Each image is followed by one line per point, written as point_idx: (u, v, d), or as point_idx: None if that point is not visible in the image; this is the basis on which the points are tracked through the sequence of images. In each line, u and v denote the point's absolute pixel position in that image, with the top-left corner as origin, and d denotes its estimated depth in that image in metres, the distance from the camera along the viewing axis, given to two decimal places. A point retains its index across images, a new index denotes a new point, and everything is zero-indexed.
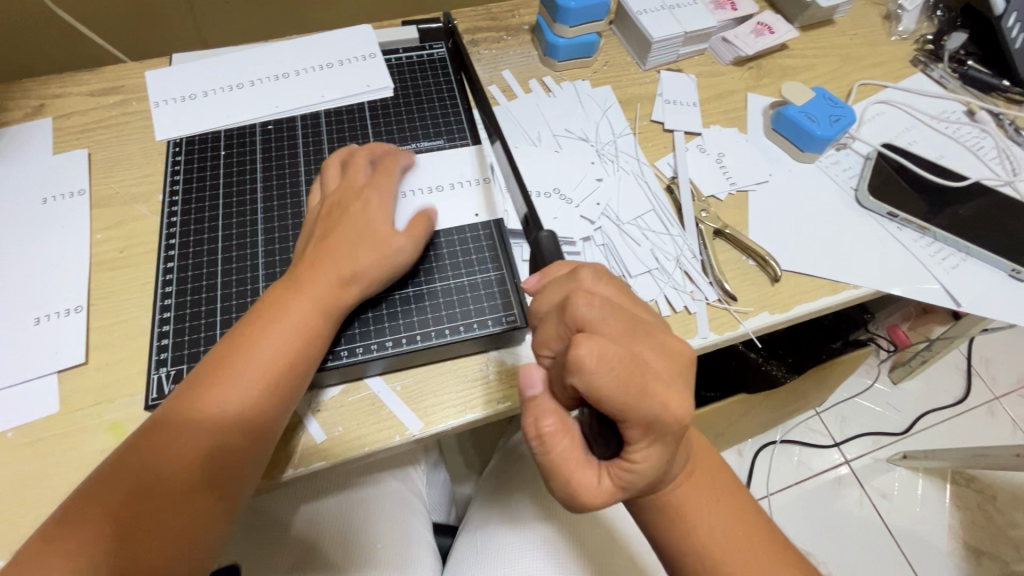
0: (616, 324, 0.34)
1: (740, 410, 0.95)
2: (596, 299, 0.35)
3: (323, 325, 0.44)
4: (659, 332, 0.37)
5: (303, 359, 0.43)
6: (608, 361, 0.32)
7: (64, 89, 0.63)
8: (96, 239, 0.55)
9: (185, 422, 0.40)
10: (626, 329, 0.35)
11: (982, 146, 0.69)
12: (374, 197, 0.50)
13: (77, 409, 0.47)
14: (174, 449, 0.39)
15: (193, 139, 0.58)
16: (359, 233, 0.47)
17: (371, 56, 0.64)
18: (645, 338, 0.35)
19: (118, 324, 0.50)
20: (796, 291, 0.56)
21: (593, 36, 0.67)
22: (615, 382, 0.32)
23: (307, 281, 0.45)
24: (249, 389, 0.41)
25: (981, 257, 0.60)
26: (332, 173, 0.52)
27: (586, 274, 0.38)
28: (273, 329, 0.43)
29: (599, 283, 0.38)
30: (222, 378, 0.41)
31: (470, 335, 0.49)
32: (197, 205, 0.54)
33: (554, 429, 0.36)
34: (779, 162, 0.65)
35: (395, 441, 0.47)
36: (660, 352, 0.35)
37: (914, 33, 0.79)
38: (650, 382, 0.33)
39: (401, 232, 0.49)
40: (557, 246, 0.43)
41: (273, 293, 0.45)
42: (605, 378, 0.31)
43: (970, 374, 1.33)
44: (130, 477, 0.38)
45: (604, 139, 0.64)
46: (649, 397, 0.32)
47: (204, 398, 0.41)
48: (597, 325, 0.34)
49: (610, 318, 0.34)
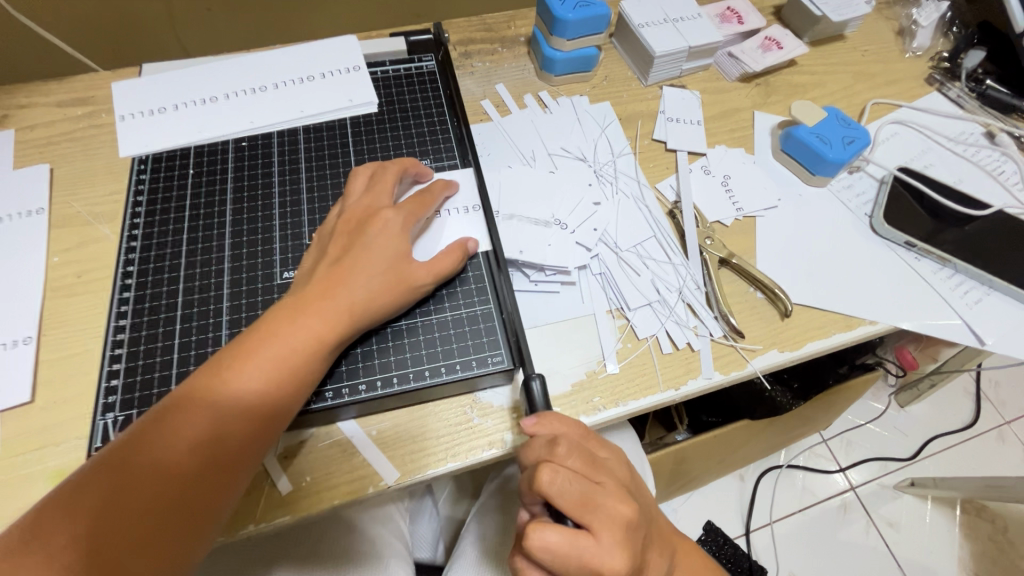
0: (577, 504, 0.35)
1: (744, 435, 0.90)
2: (558, 476, 0.35)
3: (325, 351, 0.41)
4: (618, 503, 0.36)
5: (309, 371, 0.40)
6: (557, 546, 0.34)
7: (29, 98, 0.60)
8: (53, 262, 0.51)
9: (182, 426, 0.37)
10: (585, 507, 0.35)
11: (1003, 170, 0.66)
12: (402, 224, 0.47)
13: (18, 453, 0.42)
14: (169, 454, 0.36)
15: (161, 156, 0.55)
16: (380, 263, 0.44)
17: (355, 70, 0.60)
18: (602, 514, 0.35)
19: (70, 358, 0.46)
20: (807, 327, 0.52)
21: (592, 50, 0.64)
22: (561, 566, 0.34)
23: (312, 301, 0.42)
24: (253, 394, 0.38)
25: (1005, 292, 0.56)
26: (355, 186, 0.49)
27: (560, 447, 0.37)
28: (283, 334, 0.40)
29: (572, 455, 0.37)
30: (225, 380, 0.38)
31: (451, 377, 0.45)
32: (161, 228, 0.50)
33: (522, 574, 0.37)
34: (789, 187, 0.61)
35: (368, 493, 0.43)
36: (613, 529, 0.35)
37: (929, 50, 0.75)
38: (594, 563, 0.34)
39: (421, 263, 0.46)
40: (546, 398, 0.41)
41: (282, 304, 0.42)
42: (552, 563, 0.34)
43: (979, 398, 1.28)
44: (116, 482, 0.35)
45: (602, 159, 0.60)
46: (594, 572, 0.34)
47: (204, 399, 0.38)
48: (559, 503, 0.35)
49: (571, 498, 0.35)
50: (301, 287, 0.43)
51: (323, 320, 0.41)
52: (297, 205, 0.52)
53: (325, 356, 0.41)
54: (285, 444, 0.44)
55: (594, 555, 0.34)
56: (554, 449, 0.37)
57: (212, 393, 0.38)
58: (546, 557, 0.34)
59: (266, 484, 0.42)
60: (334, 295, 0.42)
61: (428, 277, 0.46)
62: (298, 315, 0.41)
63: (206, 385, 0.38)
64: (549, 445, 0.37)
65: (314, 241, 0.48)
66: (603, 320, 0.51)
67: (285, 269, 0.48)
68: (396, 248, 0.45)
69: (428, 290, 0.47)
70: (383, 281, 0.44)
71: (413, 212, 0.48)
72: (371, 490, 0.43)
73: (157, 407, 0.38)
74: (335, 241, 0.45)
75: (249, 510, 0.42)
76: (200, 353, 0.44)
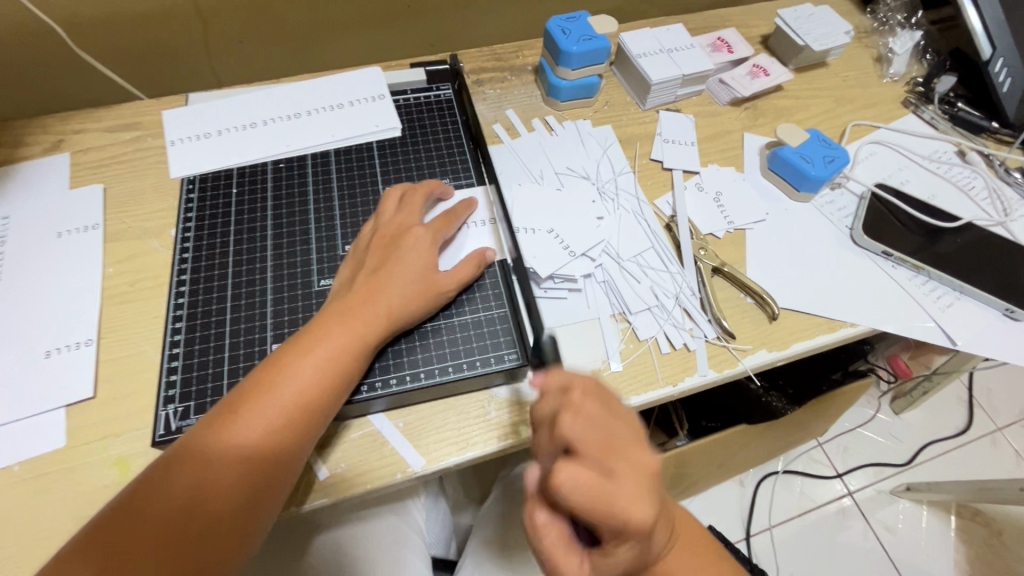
0: (597, 439, 0.36)
1: (742, 441, 0.94)
2: (578, 415, 0.36)
3: (350, 366, 0.45)
4: (638, 443, 0.37)
5: (313, 415, 0.43)
6: (584, 483, 0.33)
7: (82, 125, 0.65)
8: (108, 272, 0.56)
9: (185, 475, 0.40)
10: (605, 446, 0.36)
11: (973, 186, 0.71)
12: (430, 239, 0.52)
13: (83, 443, 0.47)
14: (172, 502, 0.39)
15: (206, 176, 0.60)
16: (411, 273, 0.49)
17: (381, 98, 0.66)
18: (624, 448, 0.36)
19: (127, 358, 0.51)
20: (793, 330, 0.57)
21: (594, 78, 0.70)
22: (591, 499, 0.33)
23: (348, 313, 0.47)
24: (253, 445, 0.41)
25: (975, 297, 0.61)
26: (387, 206, 0.55)
27: (576, 391, 0.38)
28: (282, 384, 0.43)
29: (587, 398, 0.38)
30: (225, 430, 0.41)
31: (472, 372, 0.50)
32: (209, 241, 0.56)
33: (545, 522, 0.38)
34: (776, 202, 0.67)
35: (397, 478, 0.47)
36: (640, 458, 0.36)
37: (905, 75, 0.81)
38: (619, 498, 0.34)
39: (447, 273, 0.51)
40: (556, 352, 0.44)
41: (288, 346, 0.46)
42: (581, 500, 0.33)
43: (971, 405, 1.32)
44: (138, 519, 0.38)
45: (605, 177, 0.66)
46: (624, 509, 0.34)
47: (205, 450, 0.40)
48: (580, 445, 0.36)
49: (591, 433, 0.36)
50: (301, 334, 0.46)
51: (320, 370, 0.44)
52: (331, 220, 0.58)
53: (353, 371, 0.46)
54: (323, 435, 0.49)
55: (622, 492, 0.34)
56: (569, 395, 0.38)
57: (214, 443, 0.41)
58: (575, 493, 0.33)
59: (306, 470, 0.47)
60: (330, 346, 0.45)
61: (453, 284, 0.51)
62: (298, 364, 0.44)
63: (209, 434, 0.41)
64: (563, 392, 0.39)
65: (350, 255, 0.53)
66: (608, 323, 0.56)
67: (322, 277, 0.54)
68: (425, 260, 0.51)
69: (452, 296, 0.52)
70: (414, 290, 0.49)
71: (440, 228, 0.53)
72: (400, 475, 0.47)
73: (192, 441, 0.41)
74: (371, 254, 0.51)
75: (293, 493, 0.46)
76: (248, 352, 0.49)
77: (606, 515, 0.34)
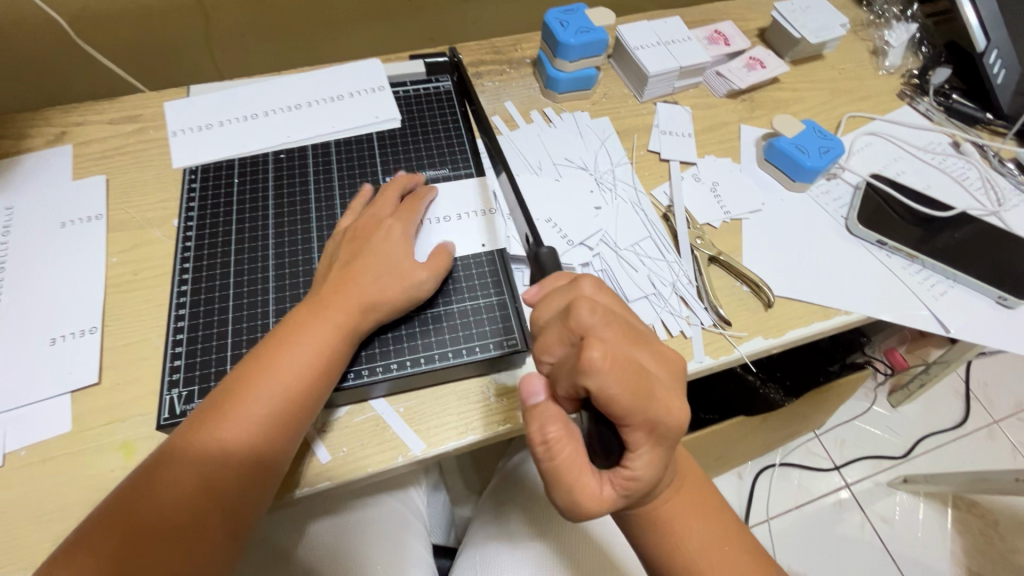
0: (616, 330, 0.37)
1: (739, 433, 0.95)
2: (596, 307, 0.37)
3: (331, 356, 0.46)
4: (654, 340, 0.39)
5: (304, 405, 0.44)
6: (616, 363, 0.33)
7: (84, 118, 0.66)
8: (112, 262, 0.57)
9: (166, 478, 0.40)
10: (626, 335, 0.37)
11: (967, 176, 0.72)
12: (402, 229, 0.53)
13: (88, 428, 0.48)
14: (153, 506, 0.39)
15: (208, 167, 0.61)
16: (382, 263, 0.50)
17: (380, 89, 0.66)
18: (642, 344, 0.38)
19: (132, 345, 0.52)
20: (788, 317, 0.58)
21: (592, 70, 0.70)
22: (622, 383, 0.33)
23: (329, 306, 0.47)
24: (233, 447, 0.42)
25: (969, 285, 0.62)
26: (364, 202, 0.56)
27: (584, 283, 0.40)
28: (258, 384, 0.43)
29: (599, 291, 0.41)
30: (217, 424, 0.42)
31: (471, 358, 0.51)
32: (211, 230, 0.57)
33: (559, 435, 0.37)
34: (772, 192, 0.68)
35: (398, 461, 0.48)
36: (657, 358, 0.38)
37: (900, 68, 0.82)
38: (656, 388, 0.35)
39: (422, 264, 0.51)
40: (557, 263, 0.45)
41: (273, 339, 0.46)
42: (617, 382, 0.33)
43: (968, 398, 1.33)
44: (140, 513, 0.39)
45: (602, 168, 0.67)
46: (655, 401, 0.35)
47: (189, 448, 0.41)
48: (601, 332, 0.36)
49: (610, 323, 0.37)
50: (280, 333, 0.47)
51: (297, 368, 0.44)
52: (331, 210, 0.58)
53: (337, 365, 0.46)
54: (324, 419, 0.49)
55: (652, 381, 0.35)
56: (578, 288, 0.40)
57: (196, 444, 0.41)
58: (608, 376, 0.33)
59: (308, 453, 0.48)
60: (306, 345, 0.45)
61: (425, 274, 0.51)
62: (275, 362, 0.44)
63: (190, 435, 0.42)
64: (570, 287, 0.41)
65: (325, 247, 0.54)
66: None
67: None
68: (396, 249, 0.51)
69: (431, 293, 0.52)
70: (388, 278, 0.49)
71: (408, 217, 0.54)
72: (401, 458, 0.48)
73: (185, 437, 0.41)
74: (344, 245, 0.52)
75: (295, 476, 0.47)
76: (251, 338, 0.50)
77: (642, 405, 0.34)
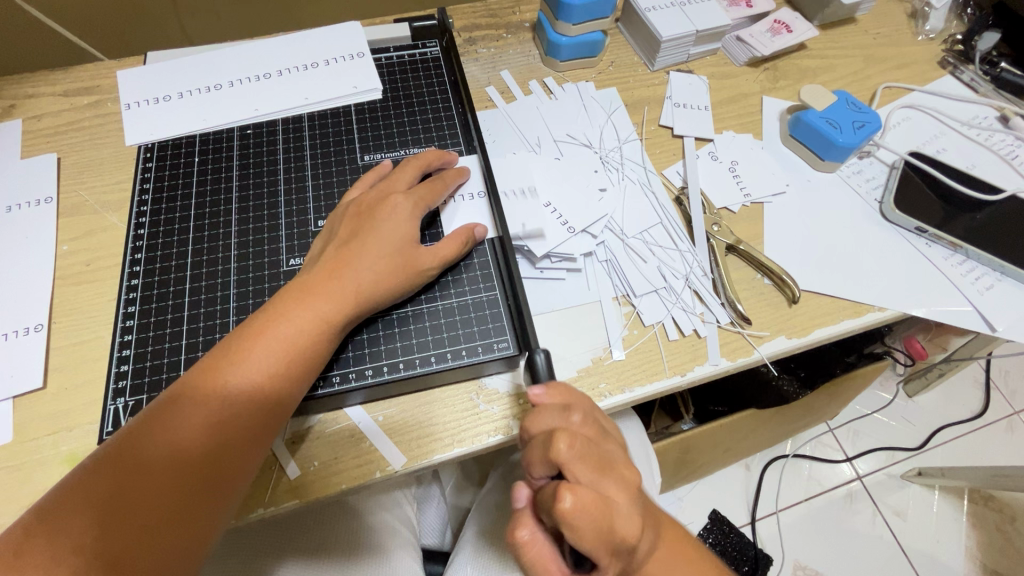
0: (592, 468, 0.34)
1: (751, 426, 0.90)
2: (577, 439, 0.34)
3: (311, 351, 0.41)
4: (623, 465, 0.36)
5: (281, 398, 0.40)
6: (587, 513, 0.31)
7: (36, 89, 0.59)
8: (62, 251, 0.51)
9: (120, 471, 0.36)
10: (600, 468, 0.34)
11: (1016, 155, 0.64)
12: (411, 208, 0.47)
13: (31, 438, 0.43)
14: (106, 499, 0.35)
15: (167, 144, 0.55)
16: (386, 246, 0.45)
17: (359, 56, 0.59)
18: (612, 474, 0.34)
19: (81, 345, 0.47)
20: (815, 315, 0.52)
21: (598, 35, 0.63)
22: (591, 530, 0.31)
23: (314, 292, 0.42)
24: (203, 436, 0.38)
25: (1018, 278, 0.55)
26: (380, 174, 0.51)
27: (574, 416, 0.37)
28: (224, 376, 0.39)
29: (585, 425, 0.37)
30: (186, 410, 0.38)
31: (457, 363, 0.45)
32: (168, 217, 0.51)
33: (529, 539, 0.36)
34: (797, 172, 0.61)
35: (375, 477, 0.43)
36: (629, 489, 0.35)
37: (942, 32, 0.73)
38: (621, 522, 0.33)
39: (429, 250, 0.46)
40: (550, 373, 0.43)
41: (254, 321, 0.42)
42: (584, 527, 0.31)
43: (988, 388, 1.27)
44: (97, 504, 0.35)
45: (608, 145, 0.60)
46: (619, 536, 0.32)
47: (157, 435, 0.37)
48: (573, 468, 0.33)
49: (586, 460, 0.34)
50: (260, 314, 0.42)
51: (270, 362, 0.40)
52: (303, 195, 0.52)
53: (320, 352, 0.42)
54: (293, 430, 0.44)
55: (617, 515, 0.33)
56: (568, 418, 0.37)
57: (155, 437, 0.37)
58: (578, 523, 0.31)
59: (274, 468, 0.43)
60: (278, 338, 0.40)
61: (435, 262, 0.46)
62: (244, 356, 0.40)
63: (150, 425, 0.37)
64: (561, 414, 0.37)
65: (326, 224, 0.48)
66: (609, 307, 0.51)
67: (290, 256, 0.49)
68: (403, 232, 0.46)
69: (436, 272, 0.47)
70: (389, 265, 0.44)
71: (423, 197, 0.48)
72: (378, 475, 0.43)
73: (154, 418, 0.38)
74: (344, 223, 0.46)
75: (258, 494, 0.42)
76: (208, 339, 0.45)
77: (607, 544, 0.32)
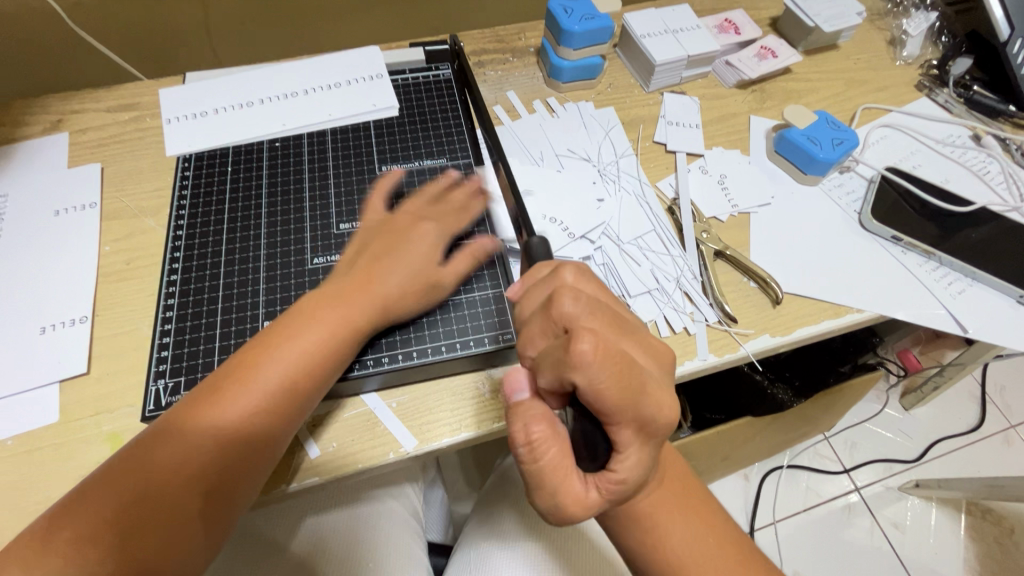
0: (603, 319, 0.37)
1: (748, 433, 0.93)
2: (580, 296, 0.38)
3: (320, 365, 0.44)
4: (641, 332, 0.40)
5: (291, 409, 0.43)
6: (608, 357, 0.34)
7: (82, 105, 0.65)
8: (105, 251, 0.56)
9: (139, 474, 0.39)
10: (612, 325, 0.38)
11: (988, 170, 0.69)
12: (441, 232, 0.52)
13: (76, 419, 0.47)
14: (122, 508, 0.38)
15: (203, 155, 0.60)
16: (413, 263, 0.49)
17: (378, 77, 0.65)
18: (625, 333, 0.38)
19: (122, 336, 0.51)
20: (798, 315, 0.56)
21: (597, 59, 0.68)
22: (613, 377, 0.33)
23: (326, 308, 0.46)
24: (217, 444, 0.41)
25: (988, 283, 0.59)
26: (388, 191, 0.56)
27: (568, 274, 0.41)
28: (241, 388, 0.42)
29: (581, 279, 0.41)
30: (203, 418, 0.41)
31: (465, 353, 0.50)
32: (203, 219, 0.56)
33: (542, 436, 0.36)
34: (781, 185, 0.65)
35: (389, 458, 0.47)
36: (645, 350, 0.38)
37: (918, 58, 0.79)
38: (647, 383, 0.36)
39: (446, 266, 0.51)
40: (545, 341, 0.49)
41: (271, 334, 0.45)
42: (604, 375, 0.33)
43: (984, 402, 1.29)
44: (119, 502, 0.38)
45: (606, 159, 0.65)
46: (645, 397, 0.35)
47: (175, 441, 0.40)
48: (585, 321, 0.36)
49: (595, 313, 0.37)
50: (275, 326, 0.45)
51: (281, 375, 0.43)
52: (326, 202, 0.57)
53: (329, 366, 0.45)
54: (315, 414, 0.48)
55: (648, 379, 0.36)
56: (562, 277, 0.41)
57: (175, 442, 0.40)
58: (598, 370, 0.33)
59: (297, 447, 0.47)
60: (292, 353, 0.44)
61: (452, 279, 0.51)
62: (261, 367, 0.43)
63: (169, 432, 0.40)
64: (555, 278, 0.41)
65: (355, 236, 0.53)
66: None
67: (315, 255, 0.54)
68: (428, 253, 0.50)
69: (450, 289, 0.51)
70: (413, 281, 0.49)
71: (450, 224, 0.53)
72: (392, 455, 0.47)
73: (172, 425, 0.41)
74: (378, 239, 0.51)
75: (282, 471, 0.46)
76: (240, 329, 0.50)
77: (632, 403, 0.34)
